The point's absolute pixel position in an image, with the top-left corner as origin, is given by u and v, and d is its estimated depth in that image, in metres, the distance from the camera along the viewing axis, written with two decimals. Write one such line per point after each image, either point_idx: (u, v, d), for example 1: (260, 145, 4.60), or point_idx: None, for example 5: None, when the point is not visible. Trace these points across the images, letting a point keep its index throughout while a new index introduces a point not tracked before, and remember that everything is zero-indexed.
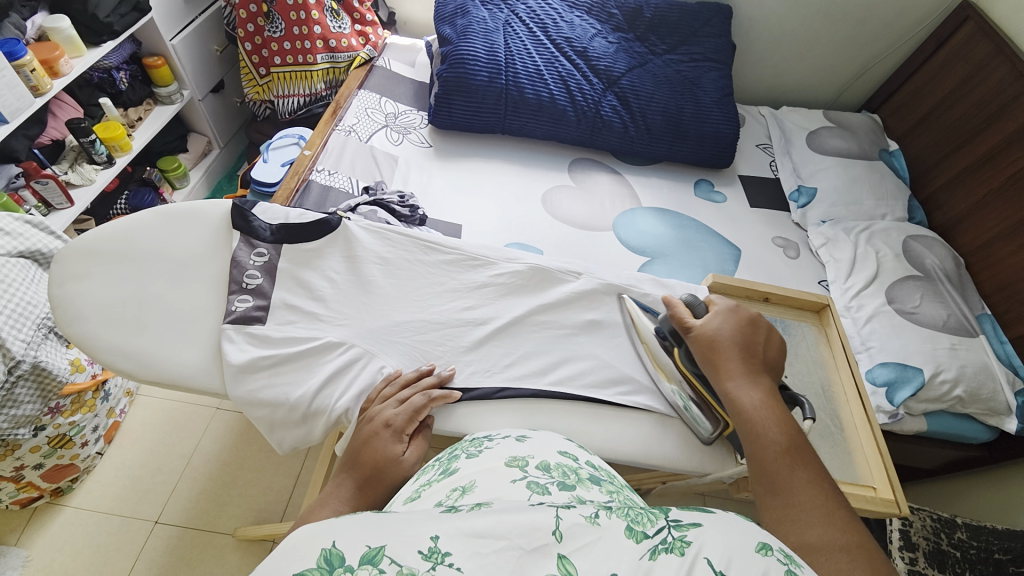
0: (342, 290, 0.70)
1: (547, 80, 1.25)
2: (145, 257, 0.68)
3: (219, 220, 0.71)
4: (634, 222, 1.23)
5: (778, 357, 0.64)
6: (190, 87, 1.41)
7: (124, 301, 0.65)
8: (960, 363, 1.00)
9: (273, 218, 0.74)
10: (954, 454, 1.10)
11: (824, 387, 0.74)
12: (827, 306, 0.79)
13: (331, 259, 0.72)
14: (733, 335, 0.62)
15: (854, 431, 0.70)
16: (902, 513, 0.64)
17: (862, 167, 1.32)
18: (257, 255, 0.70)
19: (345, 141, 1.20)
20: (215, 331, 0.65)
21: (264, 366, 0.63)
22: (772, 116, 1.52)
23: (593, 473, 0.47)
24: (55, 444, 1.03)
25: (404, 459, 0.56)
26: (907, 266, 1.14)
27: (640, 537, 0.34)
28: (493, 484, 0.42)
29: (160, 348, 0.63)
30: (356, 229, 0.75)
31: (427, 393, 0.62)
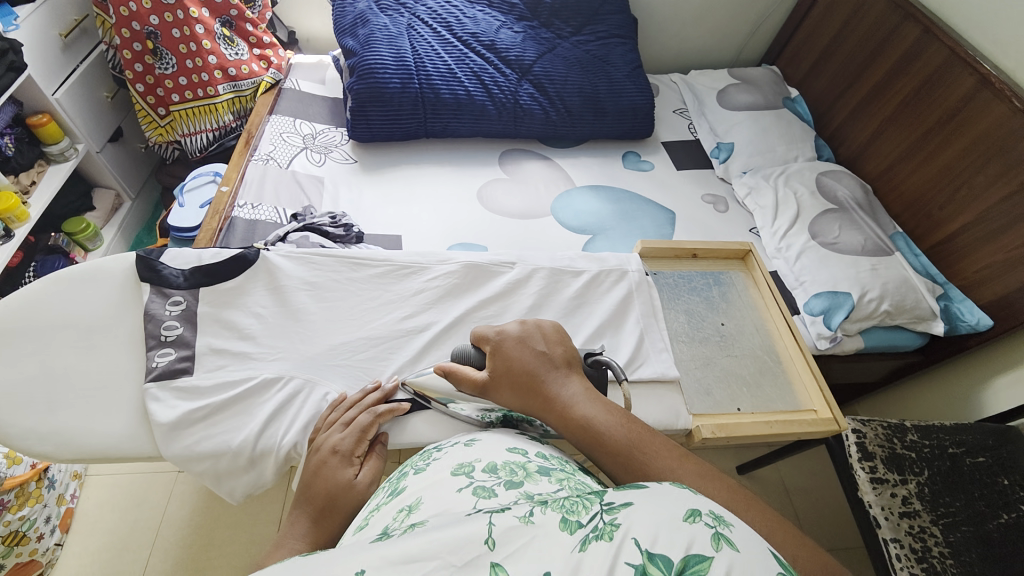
0: (273, 323, 0.68)
1: (460, 77, 1.25)
2: (50, 328, 0.63)
3: (125, 275, 0.67)
4: (571, 203, 1.26)
5: (566, 346, 0.61)
6: (84, 140, 1.31)
7: (34, 380, 0.61)
8: (882, 281, 1.09)
9: (185, 262, 0.69)
10: (892, 365, 1.19)
11: (758, 326, 0.78)
12: (749, 251, 0.84)
13: (256, 294, 0.70)
14: (525, 363, 0.58)
15: (790, 361, 0.74)
16: (842, 428, 0.68)
17: (769, 116, 1.40)
18: (172, 304, 0.66)
19: (264, 170, 1.16)
20: (137, 393, 0.61)
21: (198, 418, 0.60)
22: (682, 81, 1.59)
23: (542, 464, 0.47)
24: (8, 544, 0.97)
25: (356, 482, 0.56)
26: (822, 201, 1.22)
27: (574, 526, 0.33)
28: (438, 498, 0.42)
29: (82, 421, 0.59)
30: (276, 259, 0.72)
31: (371, 412, 0.60)
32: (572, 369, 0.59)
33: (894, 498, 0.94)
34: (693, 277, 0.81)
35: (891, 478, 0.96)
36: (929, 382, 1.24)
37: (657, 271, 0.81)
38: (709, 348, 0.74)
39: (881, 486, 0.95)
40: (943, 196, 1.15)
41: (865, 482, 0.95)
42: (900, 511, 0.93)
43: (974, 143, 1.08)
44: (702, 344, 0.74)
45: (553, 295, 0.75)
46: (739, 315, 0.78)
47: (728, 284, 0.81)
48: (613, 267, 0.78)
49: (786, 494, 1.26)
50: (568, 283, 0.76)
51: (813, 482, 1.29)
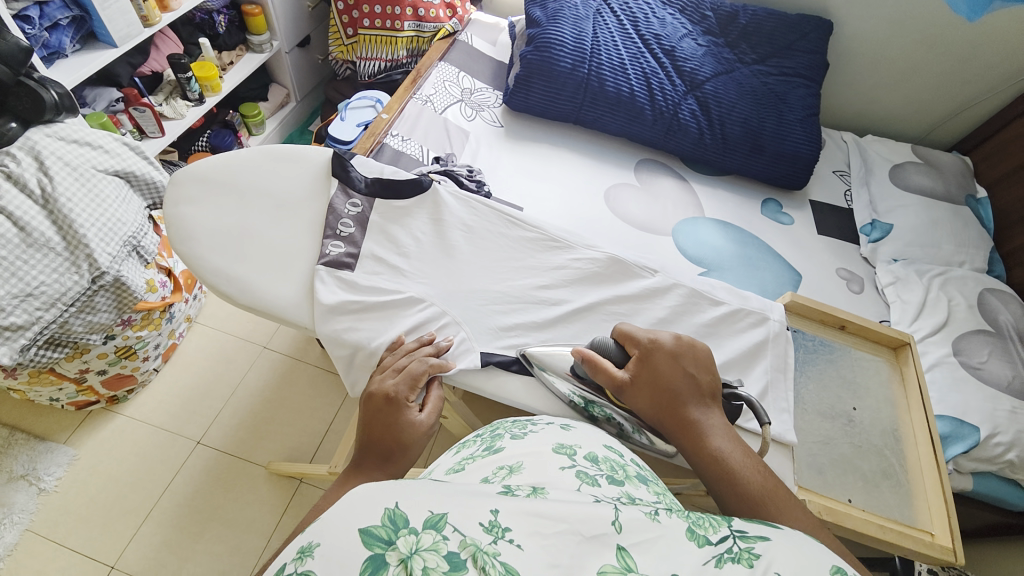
0: (426, 249, 0.72)
1: (629, 75, 1.23)
2: (249, 192, 0.72)
3: (320, 167, 0.75)
4: (695, 231, 1.21)
5: (712, 375, 0.60)
6: (280, 38, 1.45)
7: (229, 230, 0.69)
8: (1018, 427, 0.95)
9: (369, 171, 0.76)
10: (993, 520, 1.05)
11: (892, 426, 0.71)
12: (907, 344, 0.76)
13: (419, 220, 0.74)
14: (674, 380, 0.58)
15: (918, 473, 0.67)
16: (958, 562, 0.61)
17: (945, 209, 1.25)
18: (352, 204, 0.72)
19: (421, 110, 1.22)
20: (307, 270, 0.68)
21: (351, 310, 0.65)
22: (855, 142, 1.45)
23: (640, 472, 0.46)
24: (120, 354, 1.11)
25: (418, 423, 0.55)
26: (979, 319, 1.08)
27: (703, 541, 0.34)
28: (542, 470, 0.42)
29: (258, 277, 0.66)
30: (444, 194, 0.77)
31: (426, 361, 0.60)
32: (714, 399, 0.59)
33: None
34: (834, 349, 0.76)
35: None
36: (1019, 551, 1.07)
37: (798, 329, 0.77)
38: (833, 428, 0.69)
39: None
40: None
41: None
42: None
43: None
44: (822, 421, 0.69)
45: (686, 316, 0.73)
46: (874, 404, 0.72)
47: (868, 370, 0.75)
48: (754, 310, 0.74)
49: None
50: (704, 309, 0.73)
51: None
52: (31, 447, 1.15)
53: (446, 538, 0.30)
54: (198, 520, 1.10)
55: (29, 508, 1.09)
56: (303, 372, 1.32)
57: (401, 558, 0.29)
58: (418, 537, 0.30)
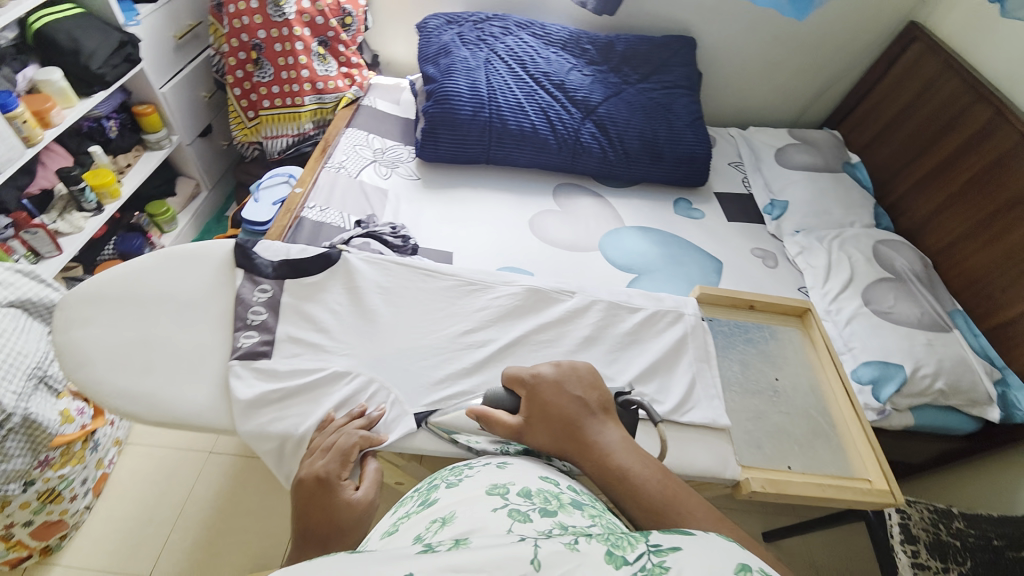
0: (346, 320, 0.72)
1: (528, 111, 1.31)
2: (149, 300, 0.69)
3: (221, 260, 0.73)
4: (619, 241, 1.28)
5: (601, 394, 0.62)
6: (179, 132, 1.44)
7: (130, 344, 0.66)
8: (937, 357, 1.04)
9: (275, 254, 0.75)
10: (942, 449, 1.12)
11: (813, 386, 0.77)
12: (808, 310, 0.83)
13: (333, 291, 0.74)
14: (563, 407, 0.59)
15: (844, 425, 0.73)
16: (898, 502, 0.65)
17: (827, 179, 1.40)
18: (260, 291, 0.71)
19: (335, 177, 1.24)
20: (220, 368, 0.65)
21: (272, 401, 0.63)
22: (741, 136, 1.61)
23: (574, 497, 0.49)
24: (44, 500, 1.00)
25: (355, 500, 0.56)
26: (878, 269, 1.19)
27: (620, 562, 0.35)
28: (473, 514, 0.43)
29: (167, 386, 0.63)
30: (356, 261, 0.77)
31: (354, 437, 0.60)
32: (607, 417, 0.60)
33: None
34: (749, 328, 0.81)
35: (932, 564, 0.86)
36: (970, 471, 1.15)
37: (713, 317, 0.82)
38: (761, 401, 0.74)
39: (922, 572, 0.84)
40: (1007, 277, 1.08)
41: (904, 569, 0.84)
42: None
43: None
44: (752, 398, 0.74)
45: (608, 329, 0.76)
46: (793, 371, 0.77)
47: (783, 341, 0.81)
48: (670, 308, 0.78)
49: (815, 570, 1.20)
50: (624, 318, 0.77)
51: (840, 561, 1.23)
52: None
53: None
54: None
55: None
56: (256, 469, 1.24)
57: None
58: None
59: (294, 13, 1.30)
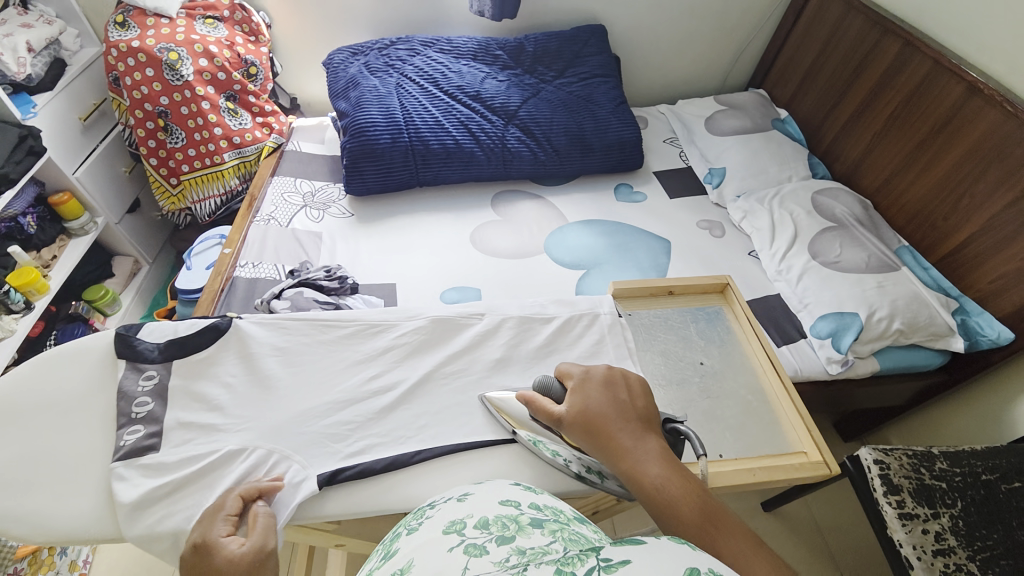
0: (243, 393, 0.63)
1: (448, 128, 1.30)
2: (21, 413, 0.59)
3: (100, 352, 0.63)
4: (565, 239, 1.27)
5: (647, 401, 0.60)
6: (103, 213, 1.40)
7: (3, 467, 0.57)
8: (890, 298, 1.02)
9: (161, 335, 0.65)
10: (918, 387, 1.11)
11: (742, 364, 0.76)
12: (727, 284, 0.82)
13: (227, 363, 0.65)
14: (603, 408, 0.57)
15: (775, 399, 0.72)
16: (835, 473, 0.64)
17: (759, 138, 1.40)
18: (145, 378, 0.62)
19: (265, 230, 1.21)
20: (105, 472, 0.57)
21: (159, 497, 0.55)
22: (670, 111, 1.61)
23: (535, 516, 0.44)
24: None
25: (238, 553, 0.49)
26: (820, 220, 1.19)
27: None
28: (427, 560, 0.38)
29: (52, 506, 0.55)
30: (249, 325, 0.68)
31: (234, 492, 0.54)
32: (650, 424, 0.57)
33: (926, 535, 0.79)
34: (669, 316, 0.80)
35: (921, 512, 0.81)
36: (950, 403, 1.14)
37: (633, 311, 0.80)
38: (689, 391, 0.72)
39: (911, 522, 0.80)
40: (945, 205, 1.08)
41: (891, 520, 0.81)
42: (934, 548, 0.79)
43: (970, 153, 1.03)
44: (680, 389, 0.72)
45: (521, 345, 0.73)
46: (720, 354, 0.77)
47: (705, 321, 0.80)
48: (584, 311, 0.77)
49: (815, 528, 1.19)
50: (538, 330, 0.74)
51: (837, 514, 1.22)
52: None
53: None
54: None
55: None
56: None
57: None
58: None
59: (192, 73, 1.27)
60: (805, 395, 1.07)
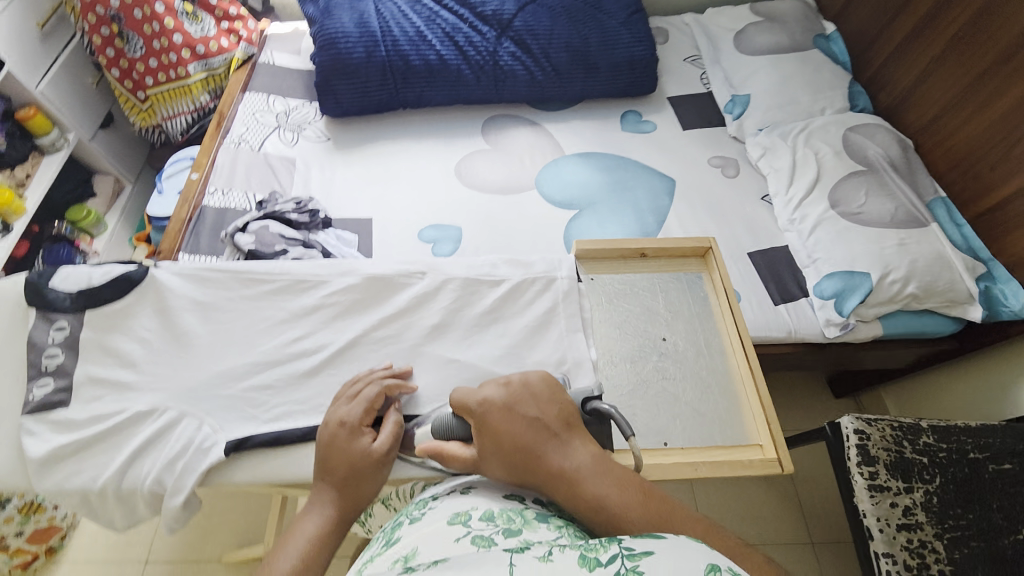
0: (158, 349, 0.62)
1: (431, 40, 1.15)
2: None
3: (12, 302, 0.61)
4: (559, 173, 1.15)
5: (562, 405, 0.52)
6: (73, 128, 1.32)
7: None
8: (911, 258, 0.92)
9: (75, 283, 0.63)
10: (921, 353, 1.04)
11: (713, 341, 0.69)
12: (710, 248, 0.74)
13: (143, 316, 0.63)
14: (517, 435, 0.49)
15: (740, 380, 0.66)
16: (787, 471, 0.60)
17: (794, 60, 1.20)
18: (56, 329, 0.61)
19: (235, 153, 1.12)
20: (12, 425, 0.57)
21: (67, 454, 0.55)
22: (696, 22, 1.38)
23: (539, 512, 0.44)
24: (25, 513, 1.02)
25: (374, 448, 0.53)
26: (848, 162, 1.05)
27: (594, 564, 0.31)
28: (437, 546, 0.37)
29: None
30: (165, 277, 0.65)
31: (374, 384, 0.58)
32: (572, 431, 0.51)
33: (893, 509, 0.78)
34: (638, 281, 0.73)
35: (893, 486, 0.79)
36: (955, 370, 1.08)
37: (595, 275, 0.73)
38: (648, 368, 0.67)
39: (880, 494, 0.78)
40: (996, 152, 0.94)
41: (860, 493, 0.79)
42: (899, 522, 0.77)
43: None
44: (631, 367, 0.67)
45: (465, 308, 0.68)
46: (687, 328, 0.70)
47: (677, 290, 0.73)
48: (539, 274, 0.70)
49: (789, 481, 1.20)
50: (484, 294, 0.69)
51: (814, 468, 1.22)
52: None
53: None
54: None
55: None
56: None
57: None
58: None
59: None
60: (794, 357, 1.01)
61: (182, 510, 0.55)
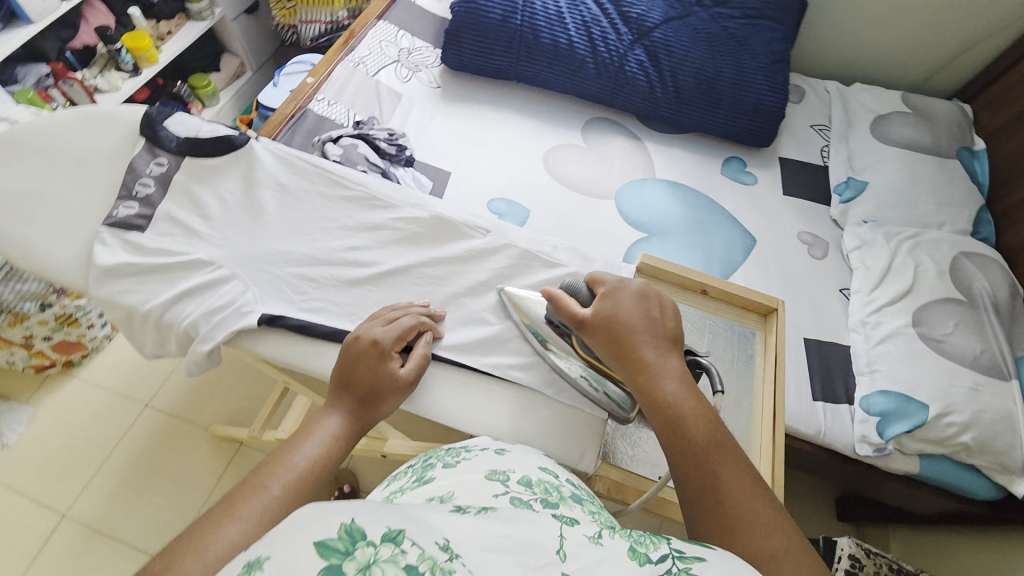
0: (232, 212, 0.66)
1: (567, 24, 1.15)
2: (53, 153, 0.65)
3: (128, 127, 0.68)
4: (641, 193, 1.13)
5: (677, 324, 0.56)
6: (222, 4, 1.42)
7: (22, 191, 0.63)
8: (978, 407, 0.84)
9: (185, 129, 0.69)
10: (950, 507, 0.95)
11: (742, 402, 0.66)
12: (775, 310, 0.70)
13: (230, 179, 0.68)
14: (629, 318, 0.54)
15: (757, 452, 0.62)
16: None
17: (929, 163, 1.11)
18: (156, 163, 0.67)
19: (352, 72, 1.17)
20: (92, 231, 0.62)
21: (129, 273, 0.60)
22: (838, 91, 1.31)
23: (575, 492, 0.42)
24: (61, 321, 1.13)
25: (402, 375, 0.55)
26: (948, 287, 0.96)
27: (643, 560, 0.29)
28: (473, 495, 0.37)
29: (42, 239, 0.62)
30: (262, 151, 0.70)
31: (411, 315, 0.60)
32: (677, 345, 0.54)
33: None
34: (689, 314, 0.71)
35: None
36: (969, 536, 0.98)
37: None
38: None
39: None
40: None
41: None
42: None
43: None
44: None
45: (514, 278, 0.67)
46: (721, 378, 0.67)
47: (725, 338, 0.70)
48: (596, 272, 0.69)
49: None
50: (536, 271, 0.68)
51: None
52: None
53: (405, 551, 0.25)
54: (140, 478, 1.16)
55: None
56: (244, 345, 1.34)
57: (360, 568, 0.24)
58: (378, 549, 0.25)
59: None
60: (815, 457, 0.95)
61: (206, 357, 0.59)
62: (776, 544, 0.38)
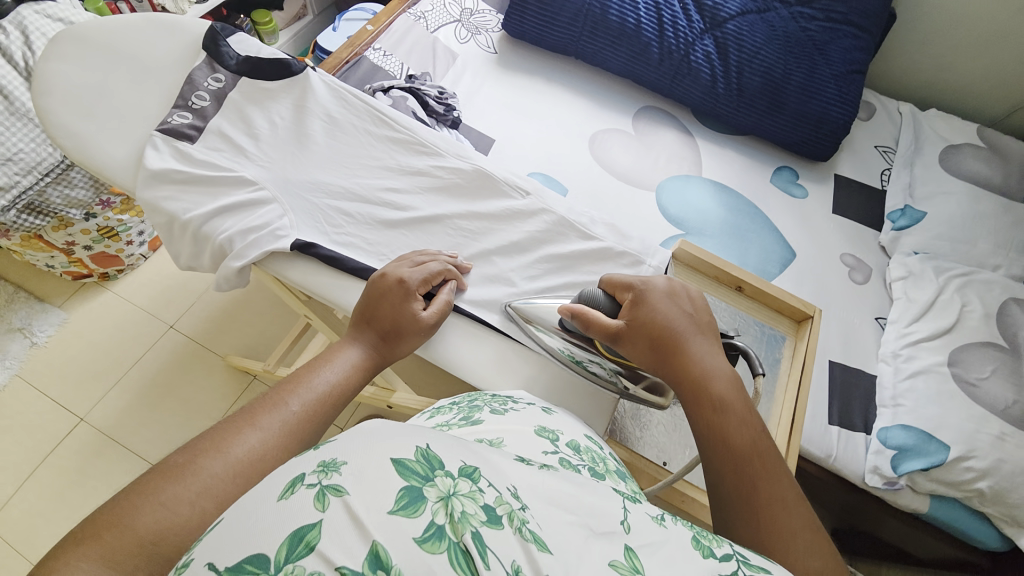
0: (279, 137, 0.66)
1: (638, 4, 1.10)
2: (121, 55, 0.67)
3: (192, 41, 0.69)
4: (684, 190, 1.09)
5: (712, 321, 0.55)
6: None
7: (85, 88, 0.65)
8: (1001, 457, 0.80)
9: (246, 49, 0.71)
10: (951, 555, 0.92)
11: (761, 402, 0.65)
12: (810, 317, 0.68)
13: (282, 104, 0.69)
14: (669, 316, 0.52)
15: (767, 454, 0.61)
16: None
17: (996, 200, 1.05)
18: (214, 79, 0.68)
19: (411, 26, 1.15)
20: (145, 136, 0.64)
21: (175, 180, 0.61)
22: (911, 112, 1.23)
23: (619, 466, 0.42)
24: (102, 234, 1.16)
25: (423, 318, 0.56)
26: (992, 331, 0.91)
27: (707, 553, 0.31)
28: (524, 446, 0.38)
29: (99, 137, 0.64)
30: (317, 82, 0.71)
31: (438, 260, 0.60)
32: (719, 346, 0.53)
33: None
34: (720, 308, 0.69)
35: None
36: None
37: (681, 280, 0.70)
38: None
39: None
40: None
41: None
42: None
43: None
44: None
45: (547, 244, 0.67)
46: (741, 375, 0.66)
47: (754, 336, 0.68)
48: (632, 251, 0.67)
49: None
50: (569, 241, 0.67)
51: None
52: (30, 305, 1.28)
53: (482, 490, 0.27)
54: (155, 394, 1.22)
55: (20, 356, 1.23)
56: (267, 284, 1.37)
57: (441, 496, 0.26)
58: (456, 482, 0.27)
59: None
60: (818, 481, 0.92)
61: (236, 275, 0.60)
62: (813, 566, 0.38)
